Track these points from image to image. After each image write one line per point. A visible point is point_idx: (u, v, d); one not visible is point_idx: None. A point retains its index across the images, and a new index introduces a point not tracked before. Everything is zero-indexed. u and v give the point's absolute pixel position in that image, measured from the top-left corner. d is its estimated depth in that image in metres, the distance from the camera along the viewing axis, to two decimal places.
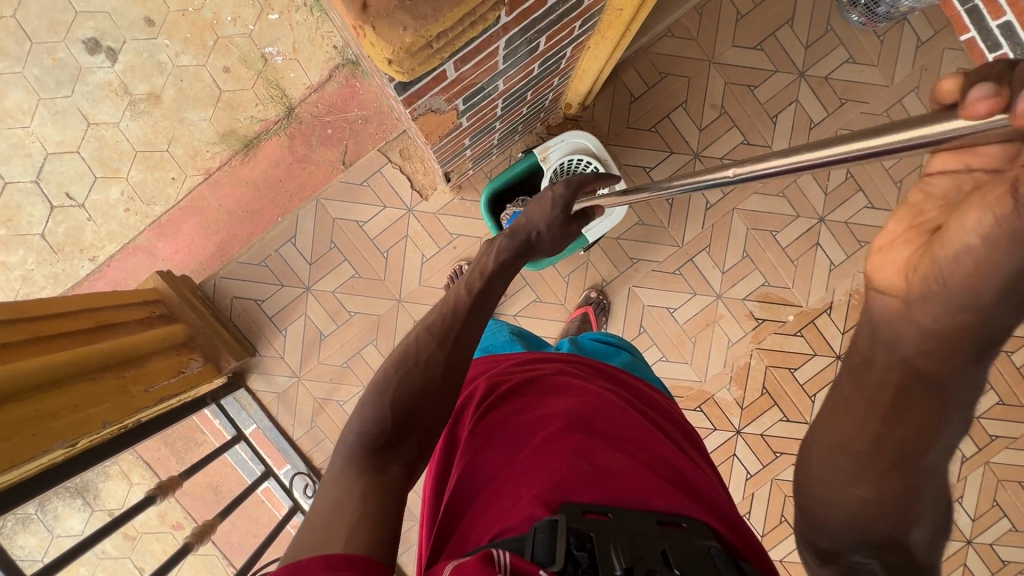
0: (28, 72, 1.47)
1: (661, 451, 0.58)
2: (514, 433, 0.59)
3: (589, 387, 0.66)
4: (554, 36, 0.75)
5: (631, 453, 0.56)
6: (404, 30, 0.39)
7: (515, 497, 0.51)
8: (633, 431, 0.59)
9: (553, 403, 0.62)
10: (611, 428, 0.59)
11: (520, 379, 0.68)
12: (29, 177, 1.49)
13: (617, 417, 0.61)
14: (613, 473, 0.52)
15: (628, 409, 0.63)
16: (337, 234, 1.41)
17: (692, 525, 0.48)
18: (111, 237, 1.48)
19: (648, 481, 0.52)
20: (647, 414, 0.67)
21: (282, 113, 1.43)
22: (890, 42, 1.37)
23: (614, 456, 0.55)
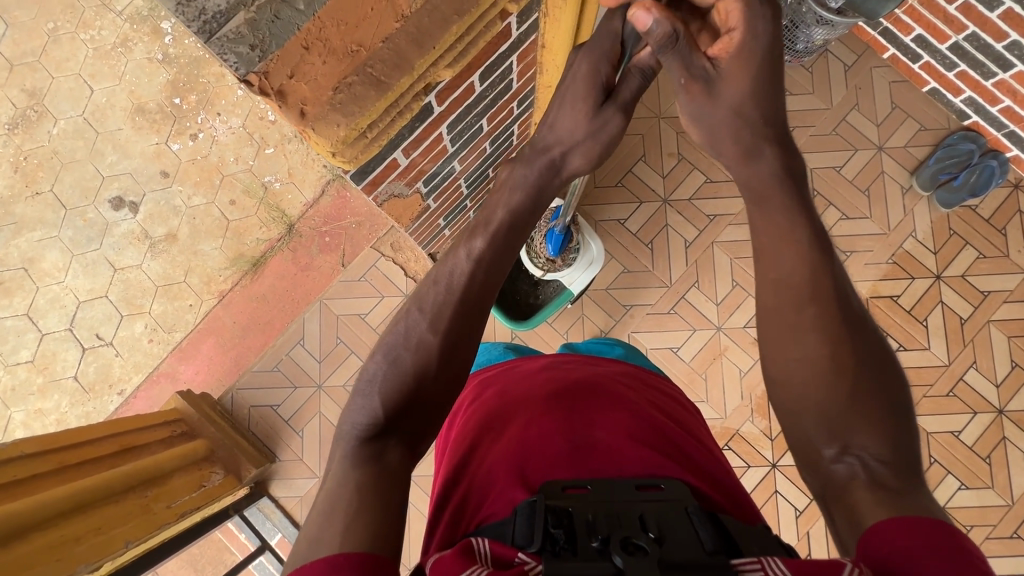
0: (63, 234, 1.66)
1: (645, 424, 0.60)
2: (497, 425, 0.63)
3: (573, 375, 0.70)
4: (495, 117, 0.85)
5: (611, 428, 0.59)
6: (338, 126, 0.48)
7: (498, 481, 0.55)
8: (615, 408, 0.62)
9: (537, 394, 0.66)
10: (591, 409, 0.62)
11: (506, 382, 0.72)
12: (64, 325, 1.63)
13: (598, 400, 0.64)
14: (595, 451, 0.56)
15: (613, 391, 0.66)
16: (342, 330, 1.48)
17: (672, 484, 0.51)
18: (137, 368, 1.59)
19: (631, 455, 0.55)
20: (633, 389, 0.69)
21: (284, 231, 1.58)
22: (819, 72, 1.48)
23: (594, 435, 0.58)
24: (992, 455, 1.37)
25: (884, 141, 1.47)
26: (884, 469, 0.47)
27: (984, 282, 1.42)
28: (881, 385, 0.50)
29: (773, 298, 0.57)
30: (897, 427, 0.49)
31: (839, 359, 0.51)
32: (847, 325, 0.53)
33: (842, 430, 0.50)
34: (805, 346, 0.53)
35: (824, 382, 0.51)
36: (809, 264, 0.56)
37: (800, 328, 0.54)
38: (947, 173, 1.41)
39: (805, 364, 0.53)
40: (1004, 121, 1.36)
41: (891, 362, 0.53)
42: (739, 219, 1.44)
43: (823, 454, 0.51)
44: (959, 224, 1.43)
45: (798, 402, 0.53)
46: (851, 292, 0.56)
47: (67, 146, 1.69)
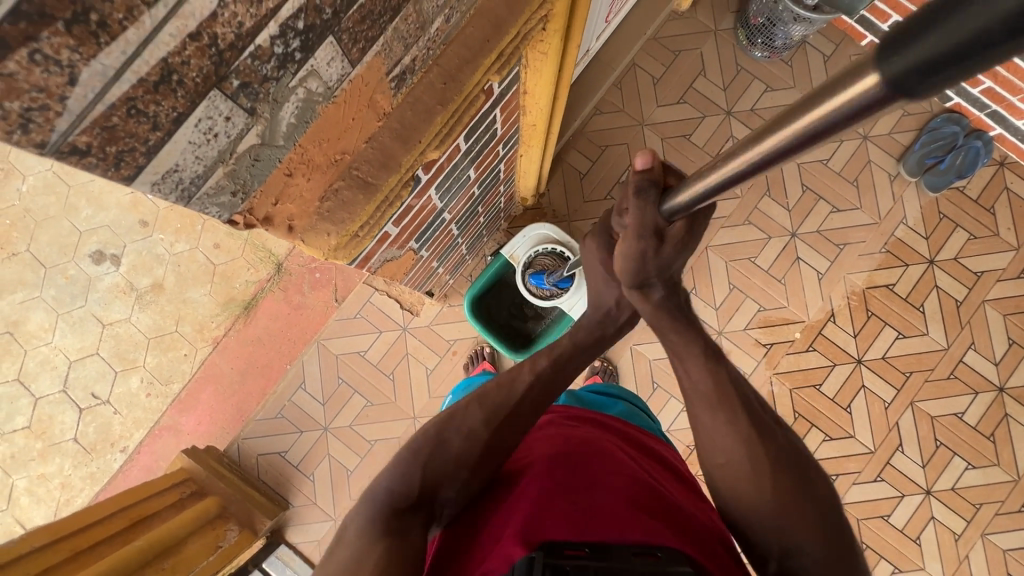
0: (46, 293, 1.62)
1: (651, 491, 0.55)
2: (495, 488, 0.58)
3: (576, 431, 0.65)
4: (482, 163, 0.84)
5: (617, 488, 0.54)
6: (328, 234, 0.47)
7: (494, 543, 0.50)
8: (618, 468, 0.58)
9: (539, 450, 0.61)
10: (594, 466, 0.57)
11: (505, 437, 0.67)
12: (57, 387, 1.60)
13: (601, 457, 0.59)
14: (598, 513, 0.51)
15: (618, 454, 0.61)
16: (343, 369, 1.47)
17: (669, 552, 0.46)
18: (137, 424, 1.56)
19: (637, 521, 0.50)
20: (636, 453, 0.64)
21: (272, 271, 1.54)
22: (799, 65, 1.46)
23: (595, 493, 0.53)
24: (995, 433, 1.39)
25: (868, 130, 1.46)
26: (819, 569, 0.52)
27: (977, 263, 1.43)
28: (803, 486, 0.56)
29: (696, 410, 0.64)
30: (829, 524, 0.54)
31: (754, 459, 0.58)
32: (758, 429, 0.60)
33: (781, 534, 0.54)
34: (724, 450, 0.60)
35: (747, 483, 0.57)
36: (713, 374, 0.63)
37: (716, 434, 0.61)
38: (934, 158, 1.41)
39: (726, 467, 0.60)
40: (986, 101, 1.37)
41: (807, 460, 0.59)
42: (731, 221, 1.44)
43: (769, 552, 0.55)
44: (948, 208, 1.44)
45: (732, 503, 0.59)
46: (752, 399, 0.63)
47: (39, 203, 1.64)
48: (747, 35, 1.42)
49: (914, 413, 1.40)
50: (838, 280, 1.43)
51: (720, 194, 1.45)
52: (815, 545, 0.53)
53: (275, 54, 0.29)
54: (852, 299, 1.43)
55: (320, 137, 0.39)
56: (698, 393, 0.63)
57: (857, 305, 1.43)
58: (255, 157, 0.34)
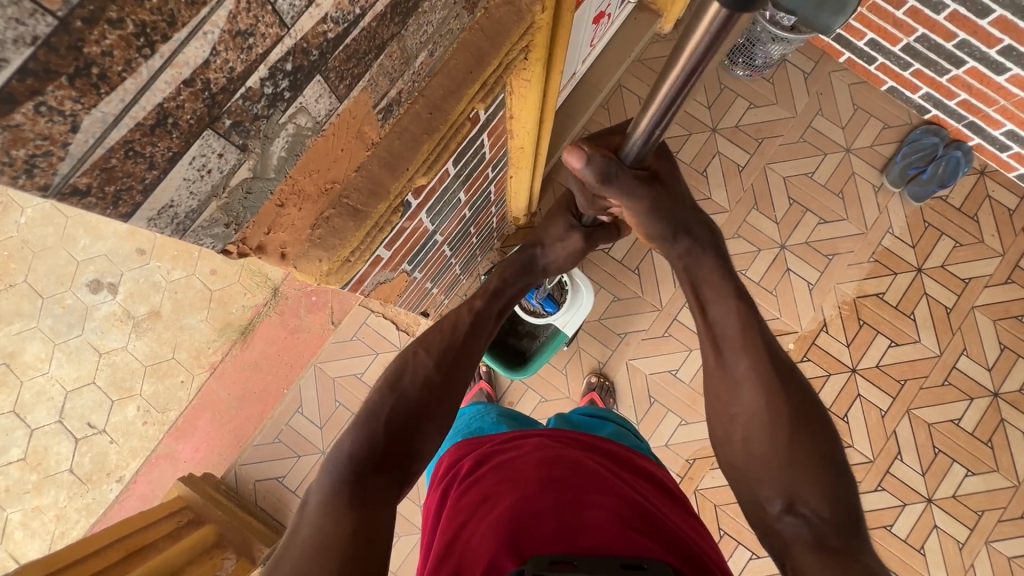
0: (42, 323, 1.63)
1: (638, 509, 0.56)
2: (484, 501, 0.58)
3: (566, 450, 0.66)
4: (472, 186, 0.86)
5: (605, 505, 0.54)
6: (320, 260, 0.48)
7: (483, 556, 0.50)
8: (606, 486, 0.58)
9: (530, 466, 0.62)
10: (584, 484, 0.58)
11: (498, 455, 0.67)
12: (53, 417, 1.59)
13: (591, 475, 0.60)
14: (585, 531, 0.51)
15: (607, 474, 0.61)
16: (340, 392, 1.47)
17: (655, 564, 0.47)
18: (134, 453, 1.55)
19: (623, 538, 0.51)
20: (624, 472, 0.65)
21: (269, 295, 1.55)
22: (781, 82, 1.51)
23: (584, 510, 0.54)
24: (993, 439, 1.40)
25: (851, 143, 1.49)
26: (825, 524, 0.53)
27: (964, 270, 1.45)
28: (814, 441, 0.58)
29: (712, 360, 0.66)
30: (836, 480, 0.56)
31: (772, 408, 0.60)
32: (777, 379, 0.62)
33: (786, 484, 0.56)
34: (744, 401, 0.62)
35: (763, 434, 0.59)
36: (741, 321, 0.65)
37: (737, 384, 0.63)
38: (915, 168, 1.44)
39: (742, 417, 0.62)
40: (962, 113, 1.40)
41: (822, 412, 0.61)
42: None
43: (771, 509, 0.57)
44: (933, 216, 1.46)
45: (743, 455, 0.61)
46: (774, 344, 0.65)
47: (36, 234, 1.65)
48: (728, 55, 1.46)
49: (911, 421, 1.41)
50: (829, 290, 1.45)
51: (708, 209, 1.48)
52: (820, 498, 0.55)
53: (265, 95, 0.31)
54: (843, 308, 1.44)
55: (311, 169, 0.40)
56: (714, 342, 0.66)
57: (848, 314, 1.44)
58: (247, 191, 0.36)
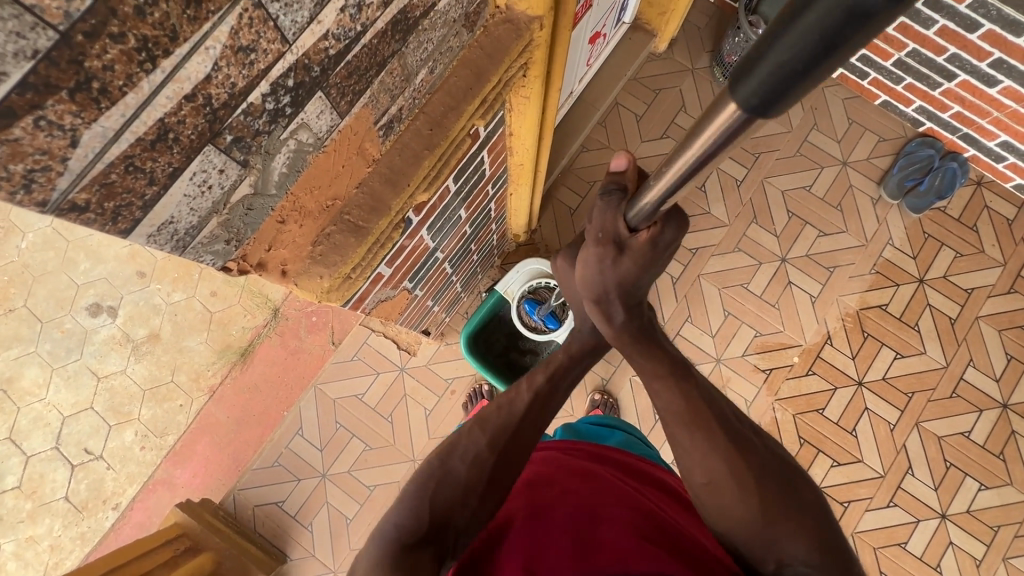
0: (41, 348, 1.62)
1: (651, 521, 0.54)
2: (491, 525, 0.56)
3: (569, 461, 0.64)
4: (472, 203, 0.86)
5: (618, 520, 0.53)
6: (321, 277, 0.46)
7: None
8: (615, 499, 0.57)
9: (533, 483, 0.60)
10: (592, 499, 0.56)
11: None
12: (50, 444, 1.57)
13: (598, 488, 0.59)
14: (598, 549, 0.50)
15: (615, 485, 0.60)
16: (340, 413, 1.45)
17: None
18: (131, 479, 1.53)
19: (639, 553, 0.49)
20: (630, 480, 0.64)
21: (269, 316, 1.54)
22: None
23: (596, 527, 0.52)
24: (1005, 451, 1.37)
25: (847, 156, 1.51)
26: (814, 573, 0.53)
27: (966, 280, 1.44)
28: (787, 496, 0.56)
29: (669, 427, 0.62)
30: (818, 525, 0.55)
31: (738, 474, 0.57)
32: (739, 444, 0.59)
33: (771, 545, 0.54)
34: (708, 469, 0.58)
35: (735, 500, 0.56)
36: (683, 392, 0.63)
37: (699, 451, 0.59)
38: (912, 180, 1.44)
39: (709, 486, 0.58)
40: (956, 125, 1.41)
41: (786, 463, 0.60)
42: (720, 249, 1.47)
43: (765, 568, 0.55)
44: (932, 227, 1.47)
45: (719, 521, 0.57)
46: (727, 411, 0.63)
47: (37, 259, 1.65)
48: (722, 71, 1.48)
49: (921, 434, 1.38)
50: (831, 302, 1.44)
51: (708, 223, 1.48)
52: (808, 546, 0.54)
53: (266, 110, 0.31)
54: (846, 320, 1.44)
55: (311, 185, 0.40)
56: (677, 410, 0.62)
57: (852, 326, 1.43)
58: (249, 207, 0.36)
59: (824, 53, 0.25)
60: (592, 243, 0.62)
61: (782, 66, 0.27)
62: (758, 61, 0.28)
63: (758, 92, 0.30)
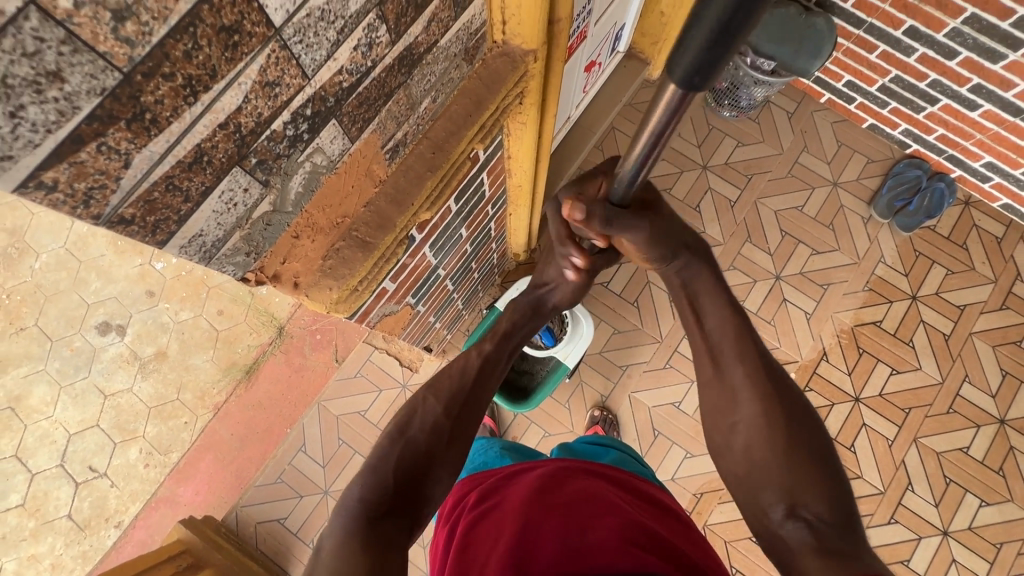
0: (50, 366, 1.65)
1: (640, 528, 0.56)
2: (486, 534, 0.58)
3: (563, 474, 0.66)
4: (473, 222, 0.90)
5: (608, 528, 0.54)
6: (331, 289, 0.50)
7: None
8: (606, 507, 0.58)
9: (528, 492, 0.62)
10: (585, 507, 0.58)
11: (497, 486, 0.67)
12: (55, 461, 1.58)
13: (590, 497, 0.60)
14: (587, 552, 0.51)
15: (607, 494, 0.62)
16: (343, 430, 1.47)
17: None
18: (134, 496, 1.54)
19: (627, 558, 0.50)
20: (624, 493, 0.65)
21: (274, 334, 1.58)
22: (766, 122, 1.58)
23: (586, 532, 0.54)
24: (1004, 467, 1.38)
25: (837, 177, 1.55)
26: (827, 527, 0.52)
27: (958, 297, 1.47)
28: (811, 446, 0.57)
29: (705, 370, 0.67)
30: (837, 486, 0.55)
31: (768, 415, 0.60)
32: (775, 389, 0.61)
33: (788, 489, 0.55)
34: (743, 410, 0.62)
35: (762, 440, 0.59)
36: (731, 332, 0.66)
37: (735, 393, 0.63)
38: (901, 200, 1.49)
39: (741, 427, 0.61)
40: (942, 147, 1.46)
41: (818, 422, 0.60)
42: (716, 267, 1.50)
43: (774, 517, 0.55)
44: (923, 245, 1.50)
45: (744, 462, 0.60)
46: (769, 360, 0.65)
47: (50, 278, 1.70)
48: (714, 97, 1.54)
49: (919, 450, 1.39)
50: (826, 319, 1.47)
51: (703, 242, 1.52)
52: (819, 500, 0.54)
53: (287, 136, 0.35)
54: (842, 337, 1.46)
55: (324, 204, 0.44)
56: (712, 356, 0.66)
57: (847, 343, 1.46)
58: (268, 223, 0.39)
59: (733, 26, 0.31)
60: (601, 236, 0.67)
61: (701, 48, 0.33)
62: (680, 50, 0.34)
63: (687, 73, 0.35)
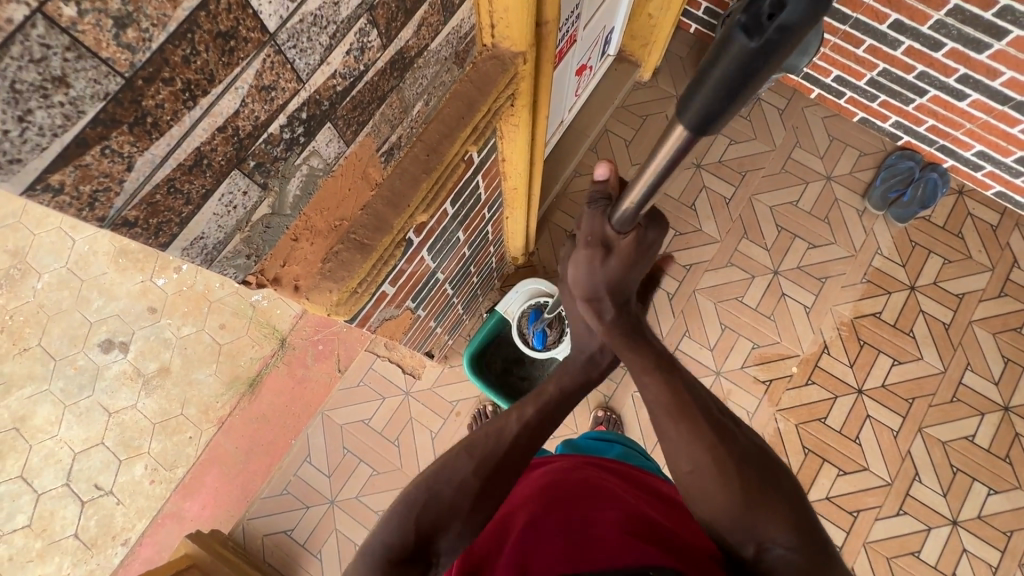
0: (54, 385, 1.65)
1: (643, 519, 0.56)
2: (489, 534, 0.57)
3: (563, 469, 0.66)
4: (470, 225, 0.91)
5: (612, 522, 0.54)
6: (331, 291, 0.50)
7: None
8: (608, 501, 0.58)
9: (529, 491, 0.61)
10: (587, 502, 0.58)
11: (496, 486, 0.66)
12: (61, 480, 1.58)
13: (592, 492, 0.60)
14: (592, 548, 0.51)
15: (609, 488, 0.62)
16: (347, 439, 1.47)
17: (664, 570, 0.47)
18: (140, 513, 1.53)
19: (632, 552, 0.50)
20: (625, 485, 0.65)
21: (277, 346, 1.58)
22: (757, 119, 1.59)
23: (590, 527, 0.54)
24: (1010, 455, 1.37)
25: (831, 171, 1.56)
26: (797, 555, 0.53)
27: (957, 286, 1.47)
28: (768, 482, 0.57)
29: (653, 416, 0.63)
30: (799, 514, 0.55)
31: (719, 461, 0.57)
32: (719, 434, 0.60)
33: (751, 531, 0.54)
34: (691, 459, 0.59)
35: (717, 485, 0.56)
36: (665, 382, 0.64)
37: (682, 439, 0.60)
38: (896, 191, 1.49)
39: (694, 474, 0.58)
40: (932, 138, 1.47)
41: (769, 455, 0.60)
42: (713, 265, 1.51)
43: (745, 555, 0.54)
44: (919, 236, 1.51)
45: (703, 509, 0.58)
46: (710, 404, 0.64)
47: (53, 298, 1.71)
48: None
49: (924, 441, 1.39)
50: (826, 313, 1.47)
51: (700, 239, 1.53)
52: (786, 529, 0.54)
53: (284, 139, 0.36)
54: (842, 329, 1.46)
55: (322, 206, 0.45)
56: (658, 398, 0.64)
57: (848, 335, 1.46)
58: (267, 225, 0.40)
59: (746, 79, 0.34)
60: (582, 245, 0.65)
61: (711, 98, 0.37)
62: (694, 96, 0.38)
63: (699, 119, 0.39)
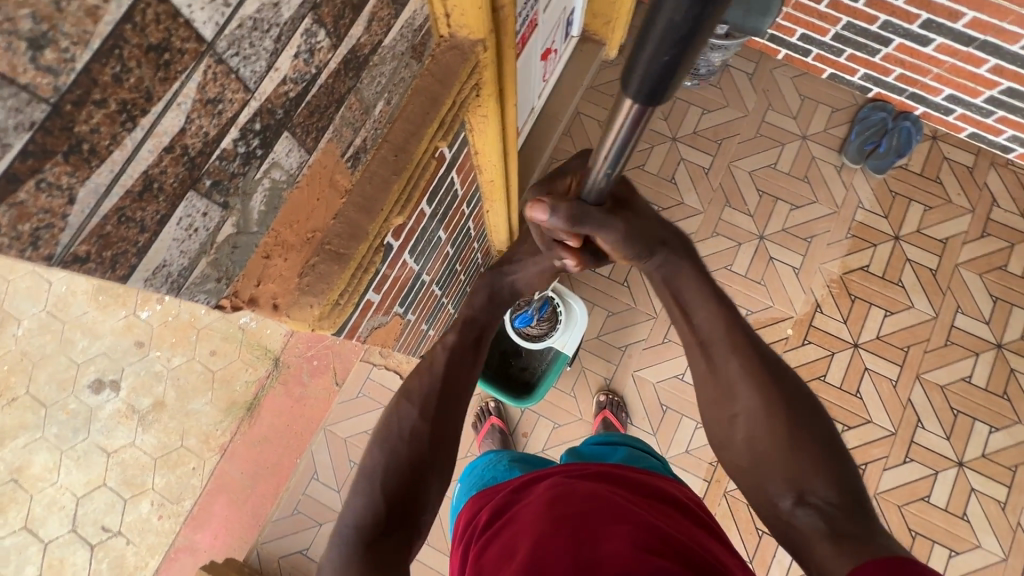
0: (48, 432, 1.62)
1: (653, 534, 0.53)
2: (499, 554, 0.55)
3: (575, 483, 0.63)
4: (450, 223, 0.89)
5: (621, 537, 0.51)
6: (312, 306, 0.49)
7: None
8: (618, 516, 0.55)
9: (539, 507, 0.59)
10: (597, 517, 0.55)
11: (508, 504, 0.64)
12: (66, 527, 1.55)
13: (603, 506, 0.57)
14: (599, 567, 0.49)
15: (620, 502, 0.59)
16: (353, 452, 1.45)
17: None
18: (151, 550, 1.51)
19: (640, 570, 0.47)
20: (639, 499, 0.62)
21: (271, 366, 1.56)
22: (727, 86, 1.59)
23: (599, 545, 0.51)
24: (1008, 391, 1.39)
25: (805, 130, 1.56)
26: (837, 510, 0.53)
27: (940, 231, 1.49)
28: (812, 431, 0.59)
29: (700, 367, 0.68)
30: (839, 463, 0.57)
31: (769, 404, 0.61)
32: (773, 376, 0.63)
33: (796, 478, 0.57)
34: (743, 398, 0.63)
35: (766, 427, 0.60)
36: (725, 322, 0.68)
37: (734, 385, 0.64)
38: (871, 143, 1.50)
39: (743, 419, 0.62)
40: (902, 86, 1.48)
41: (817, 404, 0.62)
42: (699, 236, 1.51)
43: (782, 505, 0.57)
44: (898, 186, 1.51)
45: (748, 453, 0.61)
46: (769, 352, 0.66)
47: (35, 344, 1.67)
48: None
49: (923, 387, 1.40)
50: (814, 272, 1.48)
51: (683, 213, 1.52)
52: (825, 482, 0.55)
53: (239, 154, 0.34)
54: (832, 286, 1.47)
55: (291, 219, 0.43)
56: (703, 349, 0.68)
57: (838, 291, 1.47)
58: (234, 245, 0.39)
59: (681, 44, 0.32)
60: None
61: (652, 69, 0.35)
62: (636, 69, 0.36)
63: (642, 88, 0.37)
